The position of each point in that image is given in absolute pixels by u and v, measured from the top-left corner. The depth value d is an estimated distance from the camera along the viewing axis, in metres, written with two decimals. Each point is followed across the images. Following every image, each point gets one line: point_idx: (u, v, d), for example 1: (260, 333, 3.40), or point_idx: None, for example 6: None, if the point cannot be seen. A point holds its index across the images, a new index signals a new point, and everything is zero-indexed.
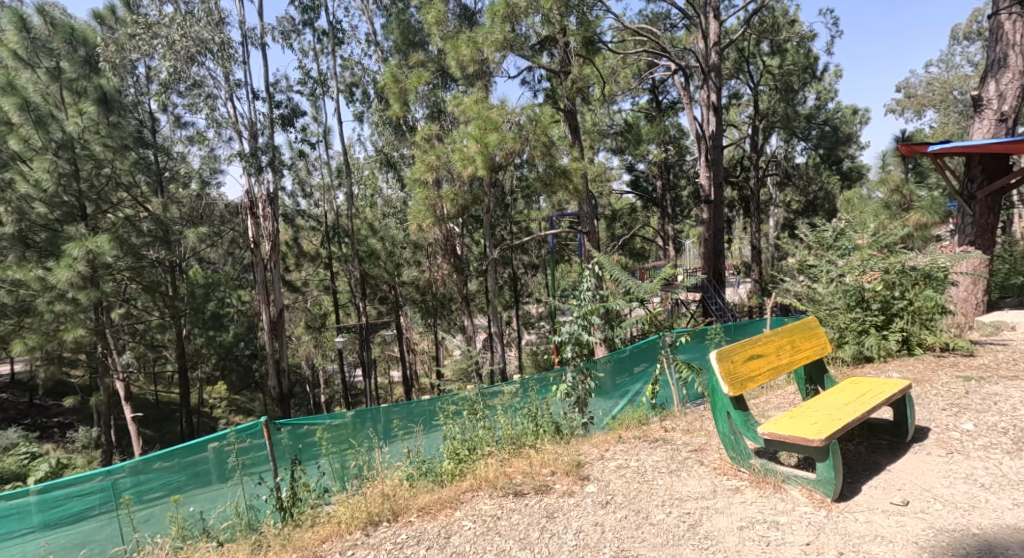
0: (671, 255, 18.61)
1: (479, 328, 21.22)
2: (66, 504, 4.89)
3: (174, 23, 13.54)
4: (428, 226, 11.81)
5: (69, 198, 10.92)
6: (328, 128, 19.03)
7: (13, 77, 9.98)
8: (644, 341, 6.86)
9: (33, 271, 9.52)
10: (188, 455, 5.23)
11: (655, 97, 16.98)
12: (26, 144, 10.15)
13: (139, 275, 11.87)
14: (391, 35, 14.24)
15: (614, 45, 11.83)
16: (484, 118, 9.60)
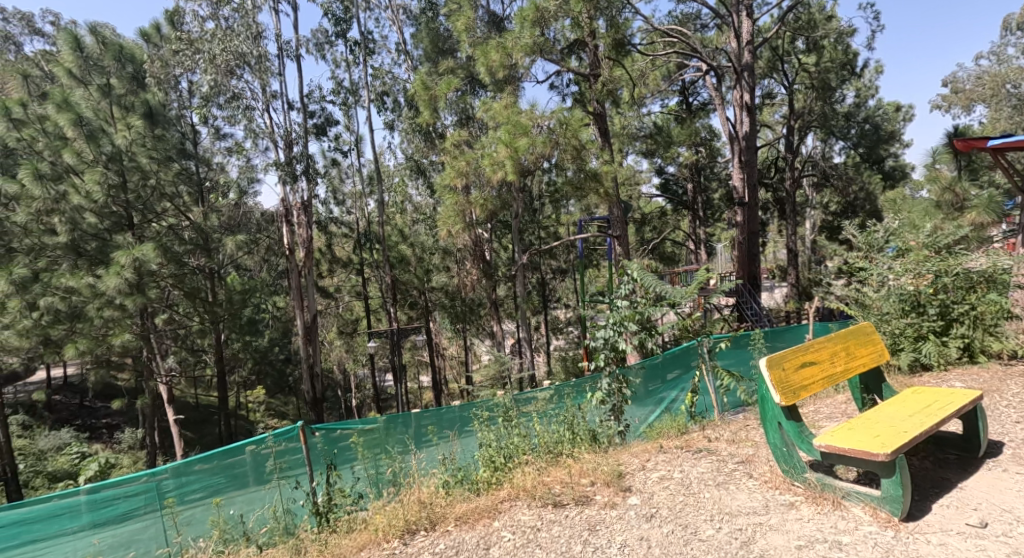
0: (702, 259, 18.38)
1: (508, 333, 21.21)
2: (113, 504, 4.94)
3: (215, 38, 13.85)
4: (459, 232, 11.84)
5: (117, 209, 11.18)
6: (359, 136, 19.21)
7: (66, 94, 10.36)
8: (678, 348, 6.73)
9: (83, 278, 9.79)
10: (227, 457, 5.30)
11: (685, 99, 16.80)
12: (79, 158, 10.45)
13: (181, 282, 12.08)
14: (421, 44, 14.30)
15: (644, 47, 11.72)
16: (514, 123, 9.59)
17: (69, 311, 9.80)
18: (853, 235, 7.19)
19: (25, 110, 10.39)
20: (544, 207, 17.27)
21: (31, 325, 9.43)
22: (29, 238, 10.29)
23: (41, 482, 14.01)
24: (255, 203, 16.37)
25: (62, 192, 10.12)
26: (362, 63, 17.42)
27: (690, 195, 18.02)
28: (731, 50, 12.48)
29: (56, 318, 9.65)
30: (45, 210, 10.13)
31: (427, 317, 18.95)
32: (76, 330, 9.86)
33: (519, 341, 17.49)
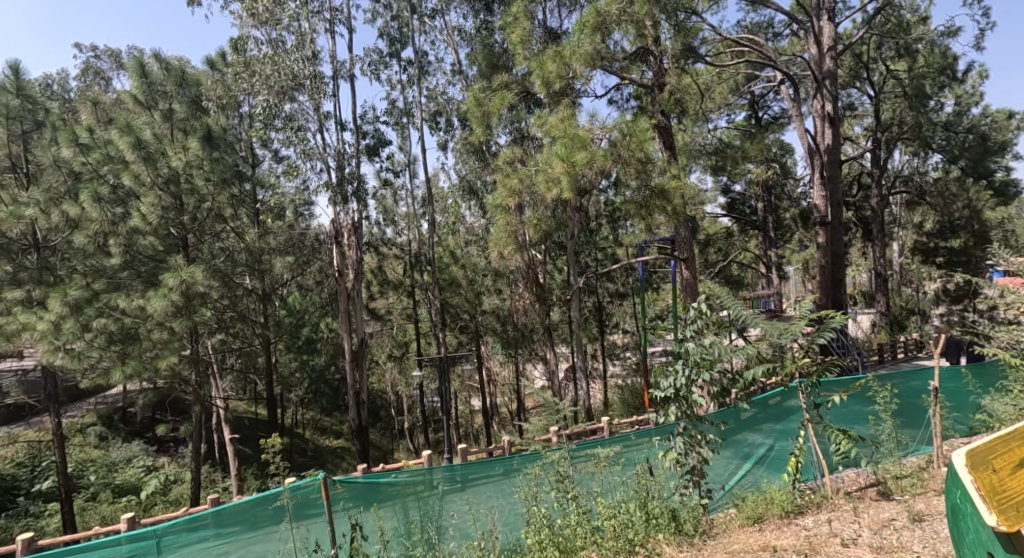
0: (774, 284, 17.44)
1: (564, 357, 20.44)
2: (149, 543, 5.24)
3: (270, 61, 14.14)
4: (510, 253, 11.42)
5: (175, 231, 11.39)
6: (412, 157, 19.14)
7: (128, 120, 10.78)
8: (762, 392, 6.51)
9: (134, 300, 9.94)
10: (260, 498, 5.51)
11: (754, 113, 16.12)
12: (137, 181, 10.66)
13: (235, 304, 12.06)
14: (476, 63, 14.08)
15: (710, 58, 11.13)
16: (571, 136, 9.07)
17: (121, 333, 9.84)
18: (1003, 260, 6.26)
19: (92, 135, 10.77)
20: (603, 228, 16.63)
21: (84, 346, 9.39)
22: (90, 259, 10.59)
23: (105, 496, 14.15)
24: (309, 223, 16.41)
25: (121, 214, 10.34)
26: (416, 84, 17.36)
27: (759, 215, 17.17)
28: (809, 57, 11.82)
29: (109, 339, 9.66)
30: (103, 233, 10.21)
31: (481, 341, 18.47)
32: (127, 352, 9.83)
33: (575, 368, 16.78)
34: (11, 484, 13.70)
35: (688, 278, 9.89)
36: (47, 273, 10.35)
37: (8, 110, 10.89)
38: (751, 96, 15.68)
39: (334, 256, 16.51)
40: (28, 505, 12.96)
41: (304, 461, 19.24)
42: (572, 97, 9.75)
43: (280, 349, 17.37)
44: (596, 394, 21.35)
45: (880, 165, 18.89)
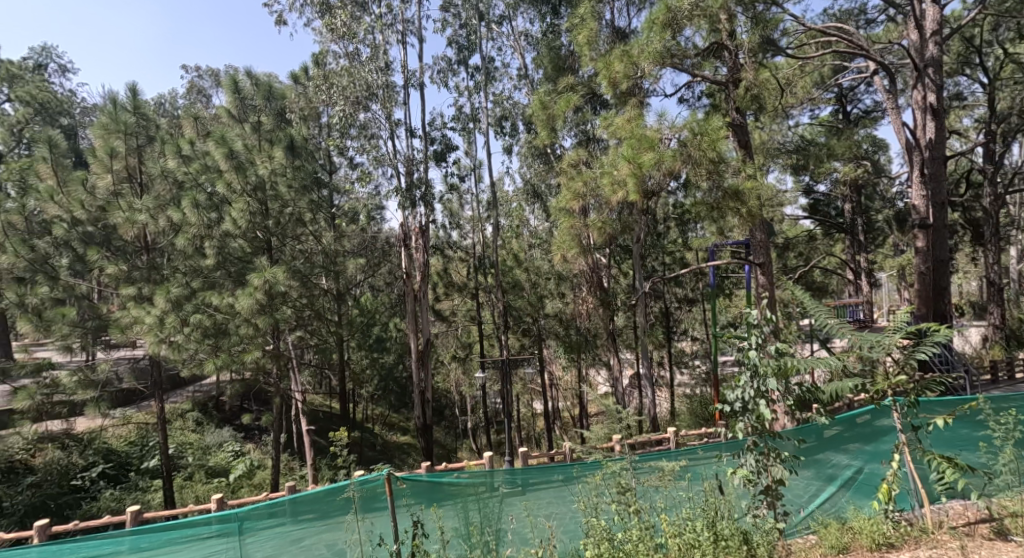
0: (864, 291, 16.61)
1: (628, 362, 19.99)
2: (234, 524, 5.93)
3: (347, 73, 14.62)
4: (574, 256, 11.20)
5: (260, 234, 11.97)
6: (477, 161, 19.21)
7: (223, 132, 11.55)
8: (847, 410, 6.17)
9: (225, 297, 10.51)
10: (331, 491, 6.21)
11: (842, 108, 15.43)
12: (229, 188, 11.51)
13: (312, 303, 12.46)
14: (542, 66, 13.94)
15: (793, 51, 10.64)
16: (638, 137, 8.83)
17: (214, 327, 10.42)
18: None
19: (193, 148, 11.69)
20: (671, 231, 16.19)
21: (183, 339, 10.06)
22: (187, 261, 11.30)
23: (200, 476, 14.87)
24: (379, 226, 16.78)
25: (214, 219, 11.17)
26: (483, 90, 17.42)
27: (848, 216, 16.36)
28: (910, 44, 11.24)
29: (204, 333, 10.25)
30: (200, 237, 11.20)
31: (543, 344, 18.28)
32: (220, 346, 10.41)
33: (641, 375, 16.38)
34: (123, 461, 14.71)
35: (762, 283, 9.58)
36: (154, 272, 11.03)
37: (127, 126, 11.21)
38: (838, 90, 14.95)
39: (402, 258, 16.84)
40: (138, 480, 13.85)
41: (372, 455, 19.58)
42: (640, 97, 9.49)
43: (352, 347, 17.81)
44: (662, 403, 20.75)
45: (995, 161, 17.60)
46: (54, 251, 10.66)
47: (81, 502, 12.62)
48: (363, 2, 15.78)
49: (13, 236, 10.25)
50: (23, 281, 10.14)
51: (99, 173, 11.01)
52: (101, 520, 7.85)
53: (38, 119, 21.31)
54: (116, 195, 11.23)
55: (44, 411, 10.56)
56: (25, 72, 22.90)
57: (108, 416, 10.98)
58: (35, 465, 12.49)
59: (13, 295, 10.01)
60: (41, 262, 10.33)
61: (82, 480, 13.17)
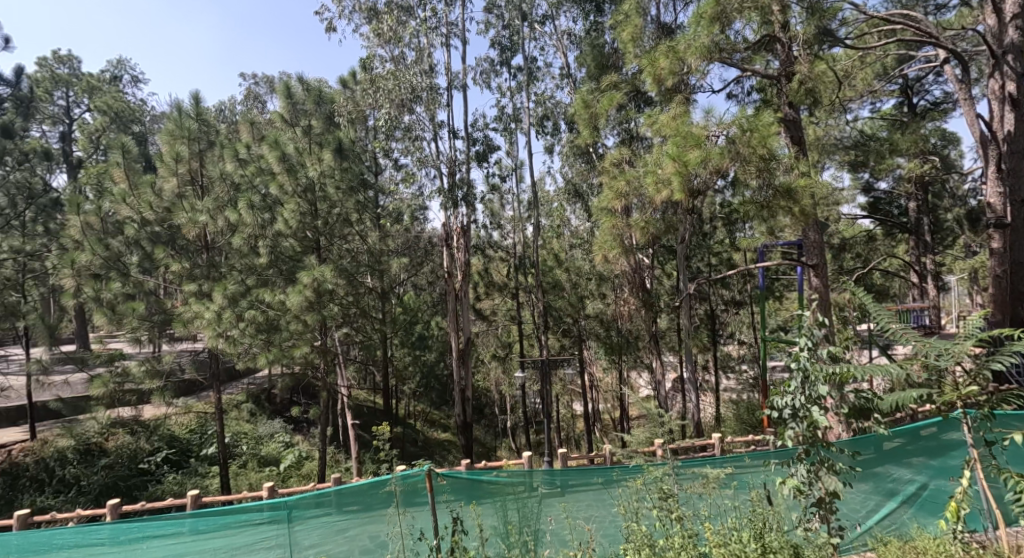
0: (931, 293, 15.83)
1: (671, 365, 19.62)
2: (284, 512, 6.39)
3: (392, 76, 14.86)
4: (616, 257, 11.05)
5: (309, 234, 12.27)
6: (519, 161, 19.17)
7: (276, 136, 11.99)
8: (910, 423, 6.45)
9: (278, 294, 10.84)
10: (373, 485, 6.58)
11: (908, 101, 14.85)
12: (282, 190, 11.92)
13: (358, 301, 12.67)
14: (585, 64, 13.80)
15: (851, 43, 10.25)
16: (683, 134, 8.62)
17: (266, 323, 10.74)
18: None
19: (249, 151, 12.13)
20: (718, 231, 15.77)
21: (238, 333, 10.28)
22: (243, 259, 11.71)
23: (253, 464, 15.38)
24: (422, 226, 16.96)
25: (267, 219, 11.70)
26: (525, 89, 17.36)
27: (912, 216, 15.65)
28: (986, 29, 10.68)
29: (258, 328, 10.57)
30: (254, 237, 11.56)
31: (583, 345, 18.09)
32: (271, 342, 10.54)
33: (685, 379, 16.12)
34: (185, 447, 15.65)
35: (815, 284, 9.25)
36: (213, 270, 11.39)
37: (190, 131, 11.78)
38: (904, 81, 14.35)
39: (444, 257, 16.98)
40: (198, 466, 14.84)
41: (414, 451, 19.78)
42: (686, 94, 9.26)
43: (394, 345, 18.02)
44: (707, 407, 20.34)
45: None
46: (125, 250, 11.21)
47: (148, 484, 13.96)
48: (409, 7, 15.97)
49: (89, 235, 10.86)
50: (99, 277, 10.48)
51: (166, 177, 11.74)
52: (159, 504, 8.23)
53: (115, 127, 23.31)
54: (182, 197, 11.81)
55: (116, 399, 11.27)
56: (102, 86, 25.39)
57: (171, 405, 11.61)
58: (108, 449, 14.58)
59: (90, 291, 10.35)
60: (114, 260, 10.89)
61: (148, 464, 14.54)
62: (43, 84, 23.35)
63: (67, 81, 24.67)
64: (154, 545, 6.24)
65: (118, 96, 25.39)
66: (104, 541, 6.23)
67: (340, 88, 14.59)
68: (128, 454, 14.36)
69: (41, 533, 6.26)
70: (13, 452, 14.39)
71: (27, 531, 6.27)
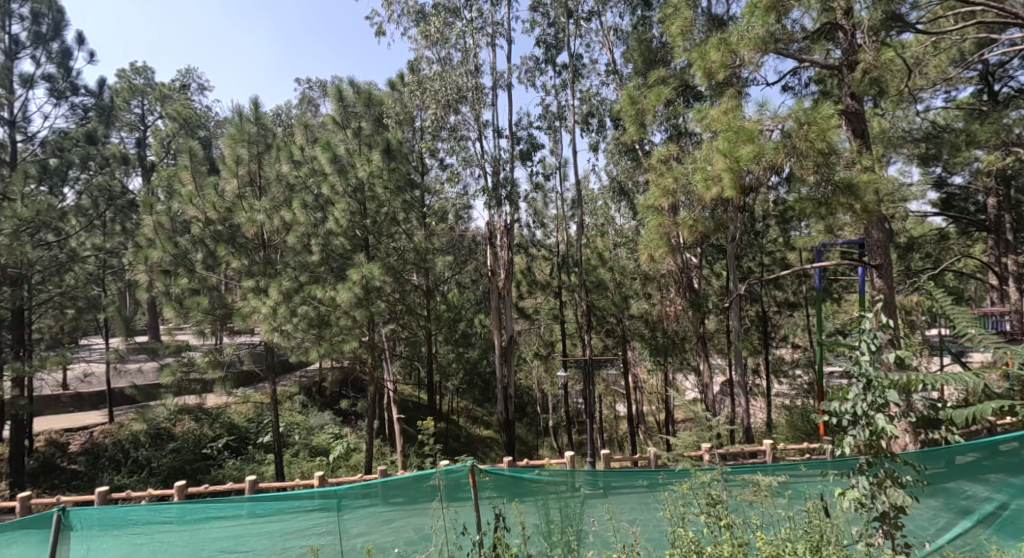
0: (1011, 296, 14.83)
1: (719, 368, 19.13)
2: (334, 500, 6.65)
3: (439, 77, 14.98)
4: (662, 256, 10.83)
5: (358, 233, 12.45)
6: (563, 159, 19.00)
7: (328, 139, 12.20)
8: (986, 435, 6.21)
9: (328, 290, 11.05)
10: (417, 479, 6.86)
11: (987, 88, 14.01)
12: (333, 191, 12.14)
13: (404, 298, 12.77)
14: (632, 60, 13.55)
15: (923, 28, 9.65)
16: (735, 129, 8.33)
17: (317, 319, 10.96)
18: None
19: (303, 153, 12.59)
20: (770, 229, 15.47)
21: (292, 328, 10.78)
22: (296, 257, 12.03)
23: (304, 454, 15.80)
24: (467, 224, 17.02)
25: (319, 218, 11.83)
26: (570, 87, 17.19)
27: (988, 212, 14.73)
28: None
29: (310, 323, 10.85)
30: (307, 235, 11.84)
31: (627, 345, 17.83)
32: (323, 335, 11.05)
33: (733, 382, 15.74)
34: (243, 435, 16.54)
35: (879, 286, 8.86)
36: (270, 267, 12.18)
37: (250, 135, 12.49)
38: (984, 68, 13.55)
39: (487, 256, 16.99)
40: (256, 453, 15.54)
41: (456, 447, 19.94)
42: (737, 88, 8.82)
43: (438, 342, 18.13)
44: (757, 411, 19.75)
45: None
46: (192, 247, 11.95)
47: (210, 469, 14.83)
48: (456, 8, 16.03)
49: (161, 234, 11.64)
50: (168, 273, 11.48)
51: (228, 178, 12.41)
52: (221, 487, 9.64)
53: (183, 132, 25.01)
54: (241, 198, 12.40)
55: (182, 387, 11.93)
56: (172, 94, 27.09)
57: (232, 394, 12.21)
58: (176, 436, 15.90)
59: (160, 286, 11.43)
60: (182, 257, 11.72)
61: (211, 449, 15.48)
62: (120, 95, 25.19)
63: (142, 91, 26.62)
64: (215, 526, 6.47)
65: (186, 103, 26.85)
66: (173, 520, 6.40)
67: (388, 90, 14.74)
68: (193, 440, 15.65)
69: (114, 509, 6.36)
70: (95, 434, 16.50)
71: (104, 507, 6.32)
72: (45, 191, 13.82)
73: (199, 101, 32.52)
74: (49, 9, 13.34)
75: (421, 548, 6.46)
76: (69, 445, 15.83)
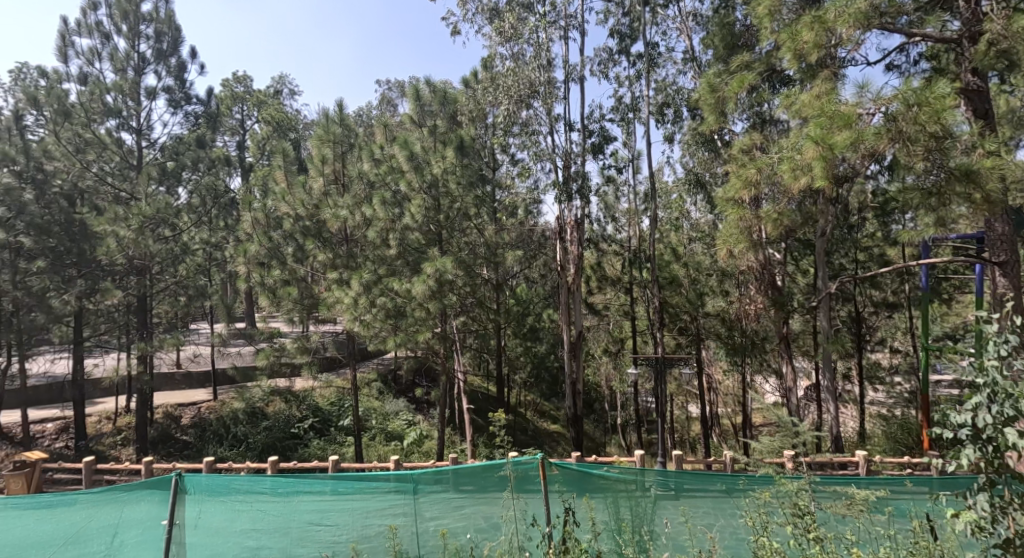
0: None
1: (805, 372, 18.13)
2: (409, 484, 7.13)
3: (511, 73, 14.83)
4: (742, 251, 10.30)
5: (432, 228, 12.58)
6: (636, 152, 18.48)
7: (405, 137, 12.32)
8: None
9: (404, 283, 11.12)
10: (485, 469, 7.28)
11: None
12: (410, 187, 12.26)
13: (474, 291, 12.77)
14: (713, 46, 12.91)
15: None
16: (829, 114, 7.70)
17: (394, 310, 11.16)
18: None
19: (383, 151, 12.74)
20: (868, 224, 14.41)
21: (371, 318, 11.07)
22: (376, 252, 12.29)
23: (380, 438, 16.19)
24: (536, 218, 16.76)
25: (397, 214, 12.09)
26: (645, 77, 16.62)
27: None
28: None
29: (387, 314, 11.13)
30: (386, 230, 12.09)
31: (701, 344, 17.08)
32: (399, 326, 11.23)
33: (820, 386, 14.94)
34: (326, 417, 16.88)
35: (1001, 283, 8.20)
36: (351, 260, 12.53)
37: (337, 136, 13.06)
38: None
39: (556, 251, 16.70)
40: (337, 435, 16.00)
41: (524, 440, 19.89)
42: (833, 69, 8.39)
43: (507, 335, 18.06)
44: (850, 420, 18.61)
45: None
46: (284, 242, 12.65)
47: (298, 446, 15.52)
48: (529, 3, 15.80)
49: (258, 230, 12.57)
50: (264, 264, 12.40)
51: (314, 177, 12.96)
52: (309, 464, 10.20)
53: (277, 134, 26.20)
54: (326, 195, 12.93)
55: (274, 369, 12.56)
56: (267, 99, 28.67)
57: (317, 377, 12.77)
58: (269, 414, 16.73)
59: (257, 277, 12.44)
60: (276, 251, 12.49)
61: (299, 428, 16.11)
62: (224, 102, 26.74)
63: (242, 98, 28.08)
64: (306, 499, 7.08)
65: (281, 108, 28.12)
66: (267, 491, 7.06)
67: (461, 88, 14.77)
68: (284, 419, 16.34)
69: (220, 478, 7.09)
70: (202, 410, 17.83)
71: (212, 475, 7.09)
72: (163, 190, 15.80)
73: (291, 105, 33.85)
74: (170, 29, 15.54)
75: (491, 536, 6.85)
76: (181, 418, 17.27)
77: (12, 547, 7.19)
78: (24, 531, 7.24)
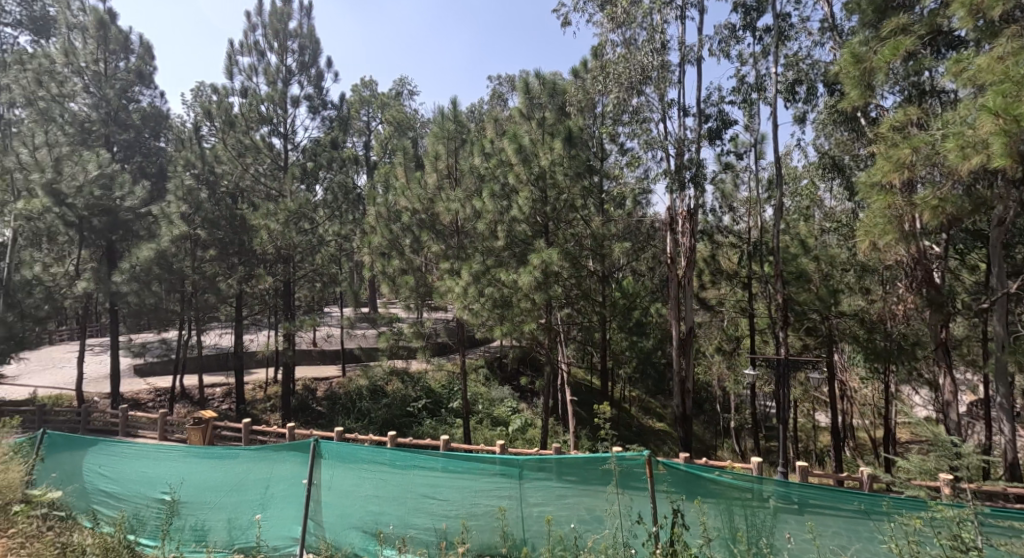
0: None
1: (966, 384, 15.98)
2: (514, 469, 6.89)
3: (623, 59, 14.07)
4: (888, 245, 9.01)
5: (539, 220, 12.18)
6: (759, 135, 17.13)
7: (513, 130, 12.01)
8: None
9: (511, 273, 10.81)
10: (588, 462, 6.73)
11: None
12: (518, 179, 12.02)
13: (580, 282, 12.27)
14: (857, 13, 11.55)
15: None
16: (1011, 78, 6.65)
17: (501, 299, 10.84)
18: None
19: (493, 145, 12.53)
20: None
21: (479, 307, 10.83)
22: (483, 243, 12.09)
23: (487, 422, 16.19)
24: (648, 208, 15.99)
25: (505, 206, 11.94)
26: (772, 53, 15.30)
27: None
28: None
29: (494, 304, 10.81)
30: (494, 223, 11.91)
31: (832, 346, 15.55)
32: (505, 316, 10.85)
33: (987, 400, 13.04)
34: (438, 398, 16.95)
35: None
36: (461, 251, 12.46)
37: (452, 132, 12.97)
38: None
39: (666, 242, 15.74)
40: (448, 415, 16.02)
41: (630, 436, 19.16)
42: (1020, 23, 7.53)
43: (614, 329, 17.43)
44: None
45: None
46: (400, 234, 12.80)
47: (414, 424, 15.80)
48: None
49: (382, 222, 13.01)
50: (385, 254, 12.79)
51: (429, 173, 12.88)
52: (422, 442, 10.11)
53: (397, 134, 26.95)
54: (440, 190, 12.87)
55: (393, 351, 12.78)
56: (389, 101, 29.64)
57: (432, 361, 12.70)
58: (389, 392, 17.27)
59: (380, 267, 12.82)
60: (394, 242, 12.76)
61: (414, 407, 16.37)
62: (352, 106, 27.92)
63: (368, 101, 29.17)
64: (419, 474, 7.13)
65: (402, 108, 28.90)
66: (386, 463, 7.21)
67: (571, 78, 14.34)
68: (401, 398, 16.71)
69: (348, 446, 7.33)
70: (333, 384, 18.74)
71: (338, 442, 7.35)
72: (303, 188, 16.41)
73: (411, 106, 34.74)
74: (312, 43, 16.15)
75: (594, 528, 6.64)
76: (317, 390, 18.17)
77: (194, 487, 7.68)
78: (205, 475, 7.69)
